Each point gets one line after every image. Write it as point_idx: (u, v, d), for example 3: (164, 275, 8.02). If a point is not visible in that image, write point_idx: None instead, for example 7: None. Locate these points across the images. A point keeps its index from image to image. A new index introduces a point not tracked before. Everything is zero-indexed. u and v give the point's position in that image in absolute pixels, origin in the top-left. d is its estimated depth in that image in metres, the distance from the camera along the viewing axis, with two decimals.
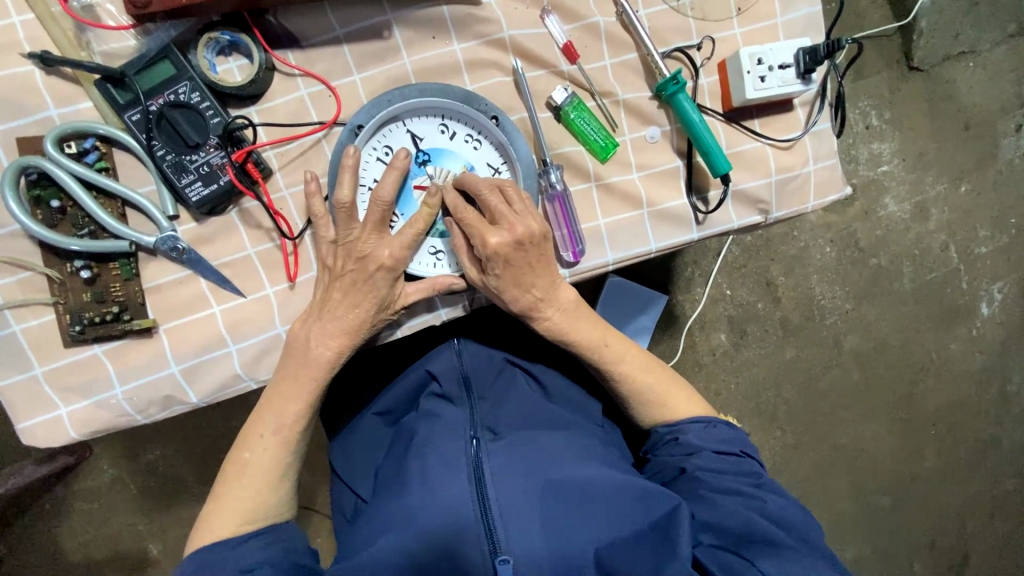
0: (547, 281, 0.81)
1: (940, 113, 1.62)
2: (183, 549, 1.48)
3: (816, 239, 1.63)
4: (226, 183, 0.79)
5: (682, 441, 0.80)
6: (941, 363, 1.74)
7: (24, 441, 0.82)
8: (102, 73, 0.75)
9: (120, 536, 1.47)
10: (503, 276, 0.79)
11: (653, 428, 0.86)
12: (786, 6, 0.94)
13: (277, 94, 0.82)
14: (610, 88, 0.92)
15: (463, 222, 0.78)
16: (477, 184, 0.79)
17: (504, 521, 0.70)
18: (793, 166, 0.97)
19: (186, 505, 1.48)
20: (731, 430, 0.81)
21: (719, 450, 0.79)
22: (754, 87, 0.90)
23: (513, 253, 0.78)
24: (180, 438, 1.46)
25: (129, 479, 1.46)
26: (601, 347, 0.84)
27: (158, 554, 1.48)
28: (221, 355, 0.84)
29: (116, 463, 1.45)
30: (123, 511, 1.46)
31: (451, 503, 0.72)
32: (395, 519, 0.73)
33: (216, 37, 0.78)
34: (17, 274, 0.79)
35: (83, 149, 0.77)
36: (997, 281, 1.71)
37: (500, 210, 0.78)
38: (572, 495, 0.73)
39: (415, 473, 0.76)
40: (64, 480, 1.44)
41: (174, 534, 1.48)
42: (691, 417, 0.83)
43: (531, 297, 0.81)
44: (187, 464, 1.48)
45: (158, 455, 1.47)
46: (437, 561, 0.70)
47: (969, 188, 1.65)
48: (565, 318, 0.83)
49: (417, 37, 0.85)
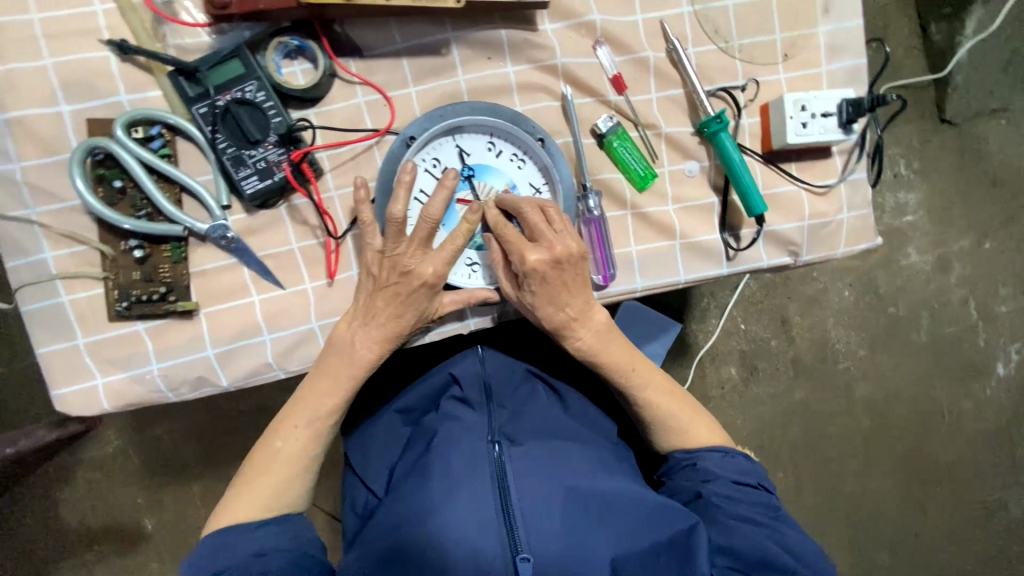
0: (582, 302, 0.83)
1: (969, 169, 1.62)
2: (180, 527, 1.50)
3: (835, 281, 1.64)
4: (280, 179, 0.82)
5: (700, 468, 0.80)
6: (952, 418, 1.72)
7: (58, 407, 0.84)
8: (176, 66, 0.78)
9: (116, 507, 1.49)
10: (539, 292, 0.81)
11: (670, 453, 0.85)
12: (833, 56, 0.96)
13: (335, 99, 0.85)
14: (654, 120, 0.94)
15: (502, 238, 0.81)
16: (518, 202, 0.82)
17: (526, 520, 0.71)
18: (827, 213, 0.99)
19: (187, 484, 1.50)
20: (750, 463, 0.81)
21: (738, 481, 0.78)
22: (795, 133, 0.92)
23: (550, 271, 0.80)
24: (189, 417, 1.49)
25: (132, 452, 1.48)
26: (631, 372, 0.85)
27: (152, 529, 1.50)
28: (256, 343, 0.87)
29: (126, 437, 1.48)
30: (128, 484, 1.49)
31: (474, 500, 0.73)
32: (416, 513, 0.74)
33: (285, 41, 0.81)
34: (72, 247, 0.82)
35: (149, 135, 0.80)
36: (1015, 341, 1.70)
37: (540, 228, 0.80)
38: (592, 503, 0.73)
39: (437, 468, 0.77)
40: (74, 447, 1.47)
41: (171, 511, 1.50)
42: (706, 445, 0.83)
43: (565, 315, 0.83)
44: (196, 443, 1.50)
45: (167, 432, 1.49)
46: (457, 558, 0.70)
47: (993, 245, 1.65)
48: (597, 339, 0.84)
49: (473, 56, 0.88)
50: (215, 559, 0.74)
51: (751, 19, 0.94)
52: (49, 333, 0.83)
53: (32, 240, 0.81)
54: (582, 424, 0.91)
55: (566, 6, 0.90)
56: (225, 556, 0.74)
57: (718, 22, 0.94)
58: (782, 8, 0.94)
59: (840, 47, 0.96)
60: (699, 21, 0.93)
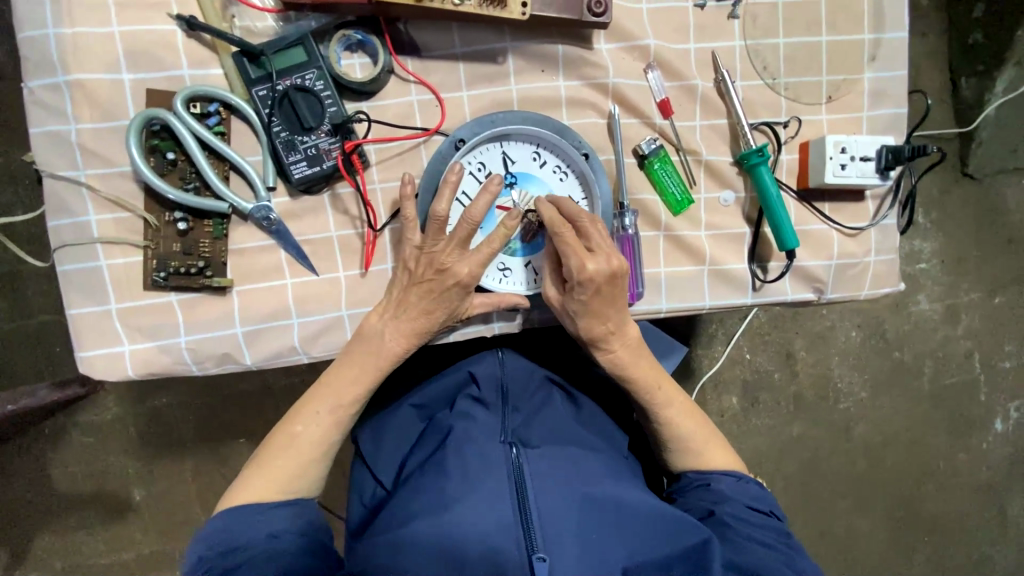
0: (622, 317, 0.84)
1: (985, 224, 1.60)
2: (170, 500, 1.49)
3: (844, 321, 1.64)
4: (328, 167, 0.84)
5: (713, 488, 0.81)
6: (946, 469, 1.72)
7: (82, 369, 0.85)
8: (242, 48, 0.80)
9: (108, 475, 1.48)
10: (588, 301, 0.81)
11: (683, 473, 0.86)
12: (875, 103, 0.98)
13: (390, 95, 0.87)
14: (696, 147, 0.96)
15: (560, 241, 0.80)
16: (576, 212, 0.82)
17: (542, 520, 0.71)
18: (855, 254, 1.01)
19: (181, 458, 1.49)
20: (762, 490, 0.82)
21: (750, 505, 0.79)
22: (833, 173, 0.94)
23: (603, 282, 0.80)
24: (190, 391, 1.48)
25: (130, 420, 1.47)
26: (656, 390, 0.86)
27: (141, 500, 1.49)
28: (284, 326, 0.88)
29: (125, 404, 1.46)
30: (123, 452, 1.48)
31: (491, 497, 0.73)
32: (431, 505, 0.74)
33: (348, 35, 0.83)
34: (116, 213, 0.83)
35: (207, 112, 0.82)
36: (1015, 398, 1.71)
37: (597, 240, 0.81)
38: (608, 510, 0.73)
39: (453, 463, 0.77)
40: (72, 410, 1.46)
41: (163, 483, 1.49)
42: (724, 469, 0.84)
43: (606, 328, 0.84)
44: (194, 418, 1.49)
45: (166, 404, 1.48)
46: (473, 553, 0.70)
47: (1003, 301, 1.65)
48: (626, 352, 0.85)
49: (527, 67, 0.90)
50: (229, 536, 0.75)
51: (800, 58, 0.96)
52: (82, 295, 0.83)
53: (78, 201, 0.82)
54: (597, 435, 0.91)
55: (622, 28, 0.92)
56: (240, 534, 0.75)
57: (768, 58, 0.96)
58: (831, 52, 0.96)
59: (883, 94, 0.98)
60: (749, 55, 0.95)
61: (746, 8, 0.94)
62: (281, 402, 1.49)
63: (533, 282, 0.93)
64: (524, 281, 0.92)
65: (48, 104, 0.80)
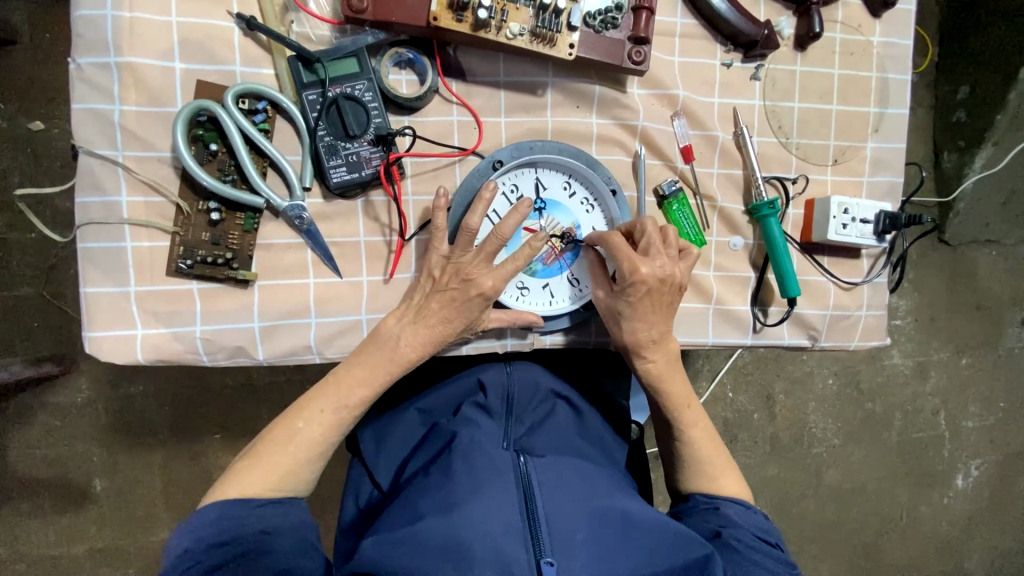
0: (664, 328, 0.89)
1: (957, 289, 1.71)
2: (135, 493, 1.43)
3: (822, 368, 1.71)
4: (367, 175, 0.86)
5: (721, 512, 0.83)
6: (908, 520, 1.79)
7: (88, 349, 0.83)
8: (298, 52, 0.83)
9: (72, 461, 1.41)
10: (636, 304, 0.86)
11: (691, 494, 0.88)
12: (874, 170, 1.07)
13: (432, 113, 0.91)
14: (713, 192, 1.02)
15: (615, 249, 0.84)
16: (638, 225, 0.88)
17: (551, 524, 0.69)
18: (849, 307, 1.08)
19: (151, 450, 1.43)
20: (768, 522, 0.84)
21: (758, 535, 0.81)
22: (836, 231, 1.01)
23: (651, 287, 0.84)
24: (169, 380, 1.42)
25: (102, 406, 1.41)
26: (684, 408, 0.90)
27: (103, 491, 1.42)
28: (301, 325, 0.89)
29: (98, 388, 1.40)
30: (89, 438, 1.41)
31: (499, 498, 0.72)
32: (438, 505, 0.72)
33: (400, 52, 0.87)
34: (149, 197, 0.83)
35: (254, 109, 0.84)
36: (976, 457, 1.80)
37: (654, 247, 0.84)
38: (616, 521, 0.72)
39: (460, 464, 0.77)
40: (41, 389, 1.39)
41: (129, 474, 1.43)
42: (731, 496, 0.86)
43: (648, 335, 0.88)
44: (170, 409, 1.43)
45: (143, 392, 1.42)
46: (479, 552, 0.67)
47: (969, 362, 1.75)
48: (667, 365, 0.90)
49: (564, 102, 0.96)
50: (221, 529, 0.71)
51: (812, 122, 1.04)
52: (101, 273, 0.82)
53: (112, 180, 0.82)
54: (598, 451, 0.92)
55: (655, 76, 0.98)
56: (233, 528, 0.71)
57: (784, 119, 1.03)
58: (840, 120, 1.05)
59: (883, 163, 1.07)
60: (766, 114, 1.03)
61: (767, 71, 1.02)
62: (263, 400, 1.45)
63: (549, 304, 0.96)
64: (541, 301, 0.96)
65: (94, 81, 0.81)
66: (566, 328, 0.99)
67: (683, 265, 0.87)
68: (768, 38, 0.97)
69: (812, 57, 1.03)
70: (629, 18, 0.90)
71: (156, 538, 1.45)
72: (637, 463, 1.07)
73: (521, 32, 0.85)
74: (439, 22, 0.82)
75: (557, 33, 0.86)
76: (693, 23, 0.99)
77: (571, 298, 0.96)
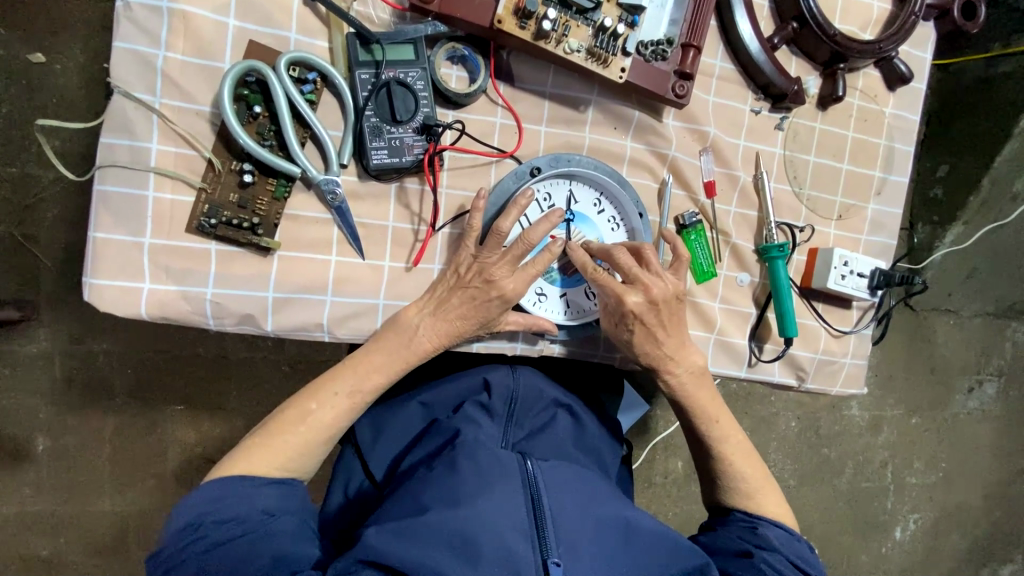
0: (676, 342, 0.91)
1: (917, 351, 1.83)
2: (80, 458, 1.32)
3: (787, 411, 1.78)
4: (407, 162, 0.87)
5: (759, 532, 0.84)
6: (848, 566, 1.88)
7: (87, 297, 0.79)
8: (359, 31, 0.83)
9: (15, 416, 1.29)
10: (637, 331, 0.89)
11: (733, 510, 0.89)
12: (873, 230, 1.15)
13: (477, 112, 0.92)
14: (728, 229, 1.07)
15: (595, 280, 0.87)
16: (613, 251, 0.89)
17: (556, 525, 0.70)
18: (836, 353, 1.14)
19: (106, 414, 1.32)
20: (809, 553, 0.84)
21: (794, 562, 0.81)
22: (835, 281, 1.08)
23: (645, 312, 0.88)
24: (135, 341, 1.32)
25: (57, 360, 1.29)
26: (711, 425, 0.93)
27: (45, 452, 1.31)
28: (316, 302, 0.87)
29: (56, 341, 1.29)
30: (39, 393, 1.29)
31: (506, 496, 0.71)
32: (443, 498, 0.71)
33: (456, 48, 0.89)
34: (181, 150, 0.81)
35: (304, 79, 0.83)
36: (914, 512, 1.91)
37: (635, 271, 0.87)
38: (619, 528, 0.73)
39: (466, 460, 0.75)
40: None
41: (77, 438, 1.32)
42: (771, 518, 0.87)
43: (659, 353, 0.91)
44: (133, 373, 1.32)
45: (106, 351, 1.31)
46: (485, 548, 0.66)
47: (918, 421, 1.87)
48: (691, 379, 0.93)
49: (603, 122, 0.99)
50: (223, 506, 0.69)
51: (824, 176, 1.11)
52: (115, 220, 0.79)
53: (144, 126, 0.79)
54: (594, 462, 0.93)
55: (690, 111, 1.03)
56: (236, 505, 0.69)
57: (799, 170, 1.10)
58: (848, 178, 1.12)
59: (881, 225, 1.15)
60: (785, 163, 1.09)
61: (790, 123, 1.09)
62: (233, 375, 1.37)
63: (561, 314, 0.98)
64: (556, 310, 0.98)
65: (141, 23, 0.78)
66: (573, 340, 1.01)
67: (671, 277, 0.90)
68: (796, 93, 1.03)
69: (830, 117, 1.10)
70: (677, 52, 0.94)
71: (96, 510, 1.34)
72: (626, 479, 1.09)
73: (579, 49, 0.88)
74: (503, 25, 0.84)
75: (611, 55, 0.90)
76: (731, 68, 1.04)
77: (584, 312, 0.99)
